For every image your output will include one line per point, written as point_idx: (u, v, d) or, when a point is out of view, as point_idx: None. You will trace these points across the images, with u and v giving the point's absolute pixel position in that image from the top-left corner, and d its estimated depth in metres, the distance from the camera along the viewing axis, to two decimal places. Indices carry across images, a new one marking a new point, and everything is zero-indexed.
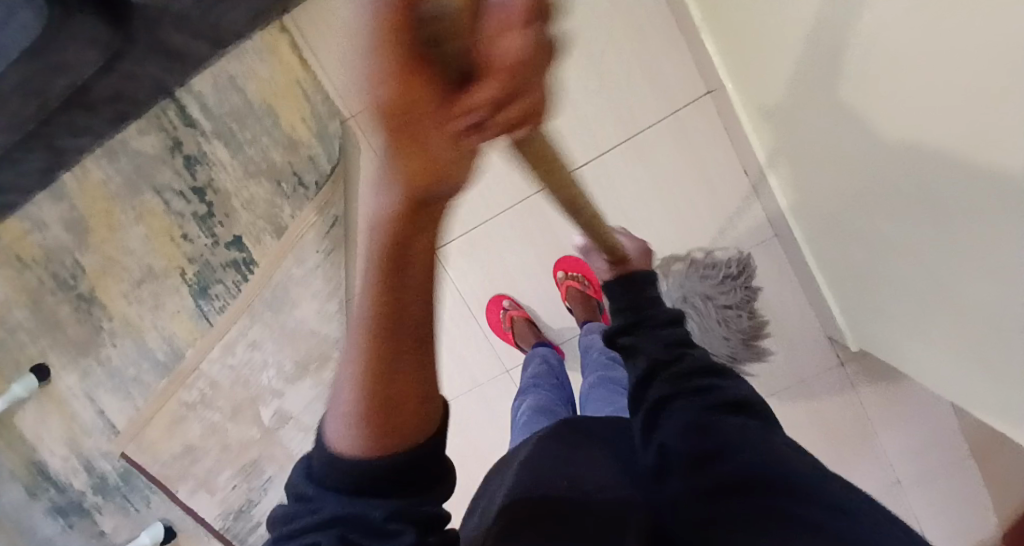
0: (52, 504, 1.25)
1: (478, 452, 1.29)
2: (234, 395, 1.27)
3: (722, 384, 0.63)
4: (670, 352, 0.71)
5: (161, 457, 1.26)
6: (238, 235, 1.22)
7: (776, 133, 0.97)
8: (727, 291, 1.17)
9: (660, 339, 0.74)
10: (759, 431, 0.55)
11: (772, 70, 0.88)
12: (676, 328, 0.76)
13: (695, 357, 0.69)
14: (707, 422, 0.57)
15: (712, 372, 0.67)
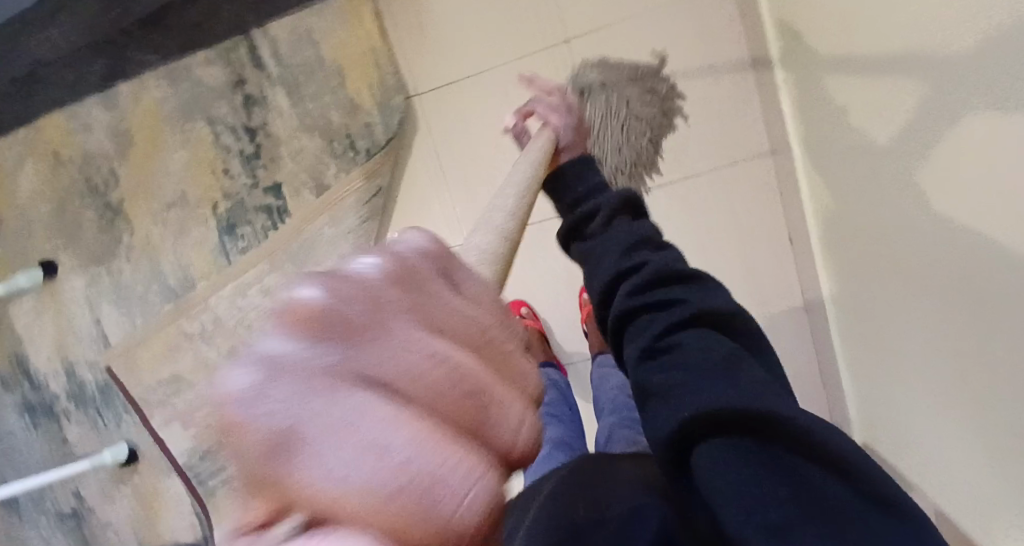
0: (25, 398, 1.36)
1: None
2: (233, 333, 1.23)
3: (693, 290, 0.53)
4: (625, 258, 0.57)
5: (148, 381, 1.25)
6: (279, 182, 1.18)
7: (828, 208, 0.99)
8: (642, 105, 1.16)
9: (614, 243, 0.59)
10: (727, 355, 0.47)
11: (837, 148, 0.91)
12: (634, 229, 0.60)
13: (666, 258, 0.56)
14: (663, 346, 0.50)
15: (684, 277, 0.54)
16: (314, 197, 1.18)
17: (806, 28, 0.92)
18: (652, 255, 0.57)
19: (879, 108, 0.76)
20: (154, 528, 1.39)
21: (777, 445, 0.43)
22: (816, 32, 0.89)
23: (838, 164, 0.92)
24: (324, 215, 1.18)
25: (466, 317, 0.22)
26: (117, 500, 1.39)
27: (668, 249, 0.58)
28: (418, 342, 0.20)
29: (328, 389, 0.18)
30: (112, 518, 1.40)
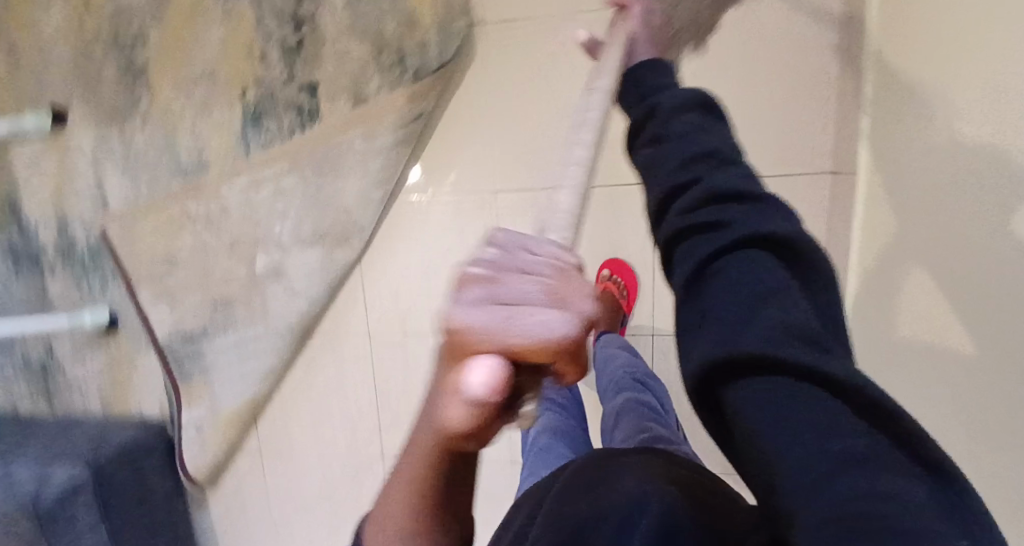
0: (14, 246, 1.32)
1: None
2: (239, 227, 1.19)
3: (747, 211, 0.45)
4: (677, 174, 0.54)
5: (144, 254, 1.23)
6: (316, 82, 1.10)
7: (886, 244, 0.95)
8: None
9: (672, 158, 0.55)
10: (773, 284, 0.40)
11: (918, 185, 0.86)
12: (700, 144, 0.55)
13: (726, 176, 0.49)
14: (709, 271, 0.44)
15: (745, 193, 0.46)
16: (349, 107, 1.09)
17: (921, 50, 0.84)
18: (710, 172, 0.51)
19: (1006, 149, 0.70)
20: (122, 399, 1.38)
21: (836, 401, 0.35)
22: (930, 55, 0.82)
23: (915, 203, 0.88)
24: (359, 127, 1.09)
25: (553, 245, 0.29)
26: (88, 363, 1.37)
27: (736, 167, 0.51)
28: (525, 259, 0.27)
29: (472, 294, 0.26)
30: (80, 380, 1.39)
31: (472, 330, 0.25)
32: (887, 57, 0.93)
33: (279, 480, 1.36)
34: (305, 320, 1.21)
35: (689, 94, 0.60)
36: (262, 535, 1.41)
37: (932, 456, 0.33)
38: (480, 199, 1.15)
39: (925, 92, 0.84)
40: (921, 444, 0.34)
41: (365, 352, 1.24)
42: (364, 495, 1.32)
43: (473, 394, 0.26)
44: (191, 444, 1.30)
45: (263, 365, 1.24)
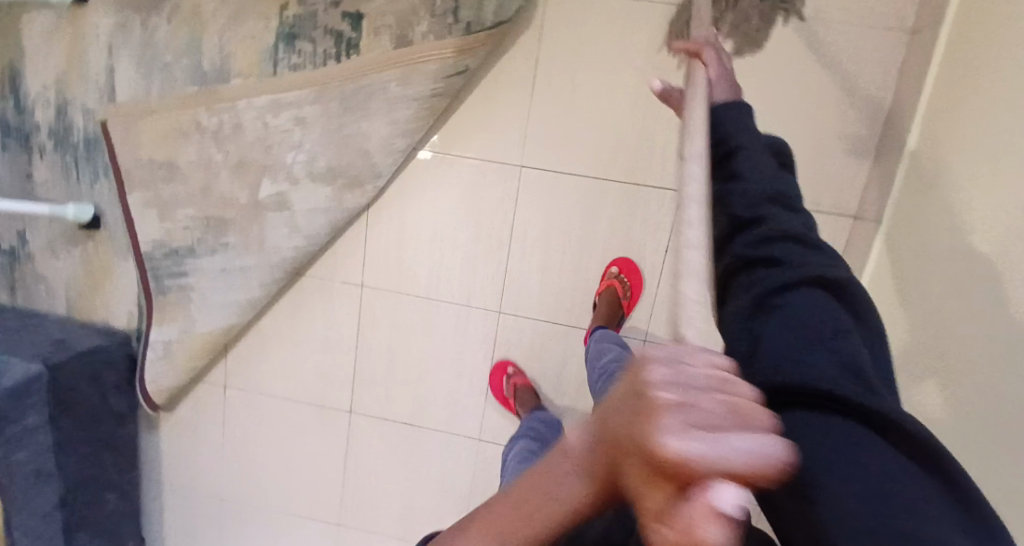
0: (4, 119, 1.23)
1: (423, 389, 1.22)
2: (247, 147, 1.11)
3: (810, 257, 0.53)
4: (747, 208, 0.58)
5: (141, 155, 1.14)
6: (361, 13, 1.04)
7: (886, 298, 0.94)
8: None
9: (744, 191, 0.60)
10: (830, 317, 0.47)
11: (920, 246, 0.85)
12: (776, 186, 0.60)
13: (792, 223, 0.56)
14: (772, 300, 0.51)
15: (807, 242, 0.54)
16: (391, 47, 1.03)
17: (960, 113, 0.81)
18: (779, 215, 0.57)
19: (1006, 207, 0.66)
20: (91, 303, 1.31)
21: (872, 432, 0.39)
22: (971, 107, 0.79)
23: (916, 264, 0.86)
24: (397, 69, 1.02)
25: (707, 369, 0.29)
26: (61, 259, 1.29)
27: (800, 216, 0.58)
28: (704, 391, 0.27)
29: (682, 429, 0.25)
30: (49, 275, 1.31)
31: (692, 456, 0.24)
32: (932, 112, 0.90)
33: (239, 417, 1.31)
34: (297, 259, 1.16)
35: (767, 137, 0.64)
36: (211, 469, 1.36)
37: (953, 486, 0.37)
38: (506, 170, 1.10)
39: (950, 157, 0.82)
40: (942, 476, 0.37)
41: (354, 303, 1.20)
42: (325, 447, 1.29)
43: (712, 536, 0.23)
44: (155, 363, 1.23)
45: (245, 296, 1.18)
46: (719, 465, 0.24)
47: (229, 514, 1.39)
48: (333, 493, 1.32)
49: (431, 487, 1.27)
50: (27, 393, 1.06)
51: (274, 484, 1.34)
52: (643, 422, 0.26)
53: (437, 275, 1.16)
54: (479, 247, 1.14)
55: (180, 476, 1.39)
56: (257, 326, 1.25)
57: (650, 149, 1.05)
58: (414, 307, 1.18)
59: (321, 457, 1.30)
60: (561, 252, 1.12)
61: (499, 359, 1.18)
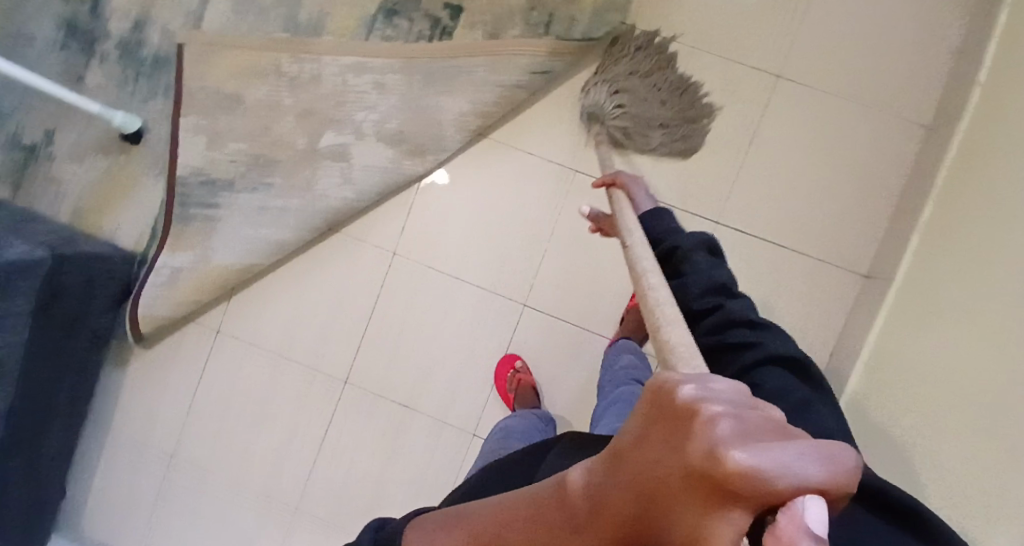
0: (74, 19, 1.22)
1: (427, 368, 1.18)
2: (319, 95, 1.14)
3: (765, 335, 0.63)
4: (703, 300, 0.67)
5: (205, 81, 1.14)
6: (462, 6, 1.12)
7: (897, 340, 1.00)
8: (651, 75, 1.12)
9: (695, 284, 0.69)
10: (801, 395, 0.56)
11: (939, 295, 0.94)
12: (716, 276, 0.69)
13: (743, 308, 0.66)
14: (749, 378, 0.59)
15: (755, 324, 0.64)
16: (483, 39, 1.11)
17: (990, 190, 0.91)
18: (729, 302, 0.66)
19: None
20: (98, 215, 1.25)
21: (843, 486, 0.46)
22: (1003, 185, 0.89)
23: (940, 309, 0.93)
24: (489, 58, 1.11)
25: (741, 396, 0.22)
26: (83, 165, 1.25)
27: (742, 299, 0.68)
28: (759, 416, 0.19)
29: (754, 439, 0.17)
30: (63, 179, 1.24)
31: (768, 474, 0.16)
32: (951, 190, 1.02)
33: (224, 369, 1.21)
34: (344, 208, 1.16)
35: (691, 234, 0.75)
36: (168, 423, 1.21)
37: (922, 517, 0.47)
38: (562, 171, 1.18)
39: (978, 223, 0.92)
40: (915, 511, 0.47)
41: (382, 269, 1.20)
42: (307, 418, 1.19)
43: None
44: (157, 286, 1.14)
45: (276, 235, 1.16)
46: (798, 478, 0.17)
47: (169, 480, 1.21)
48: (299, 474, 1.18)
49: (403, 481, 1.17)
50: (22, 275, 0.91)
51: (235, 453, 1.19)
52: (686, 443, 0.18)
53: (472, 255, 1.19)
54: (516, 236, 1.18)
55: (129, 427, 1.22)
56: (275, 272, 1.21)
57: (699, 177, 1.17)
58: (438, 282, 1.19)
59: (298, 428, 1.19)
60: (597, 256, 1.17)
61: (511, 349, 1.18)
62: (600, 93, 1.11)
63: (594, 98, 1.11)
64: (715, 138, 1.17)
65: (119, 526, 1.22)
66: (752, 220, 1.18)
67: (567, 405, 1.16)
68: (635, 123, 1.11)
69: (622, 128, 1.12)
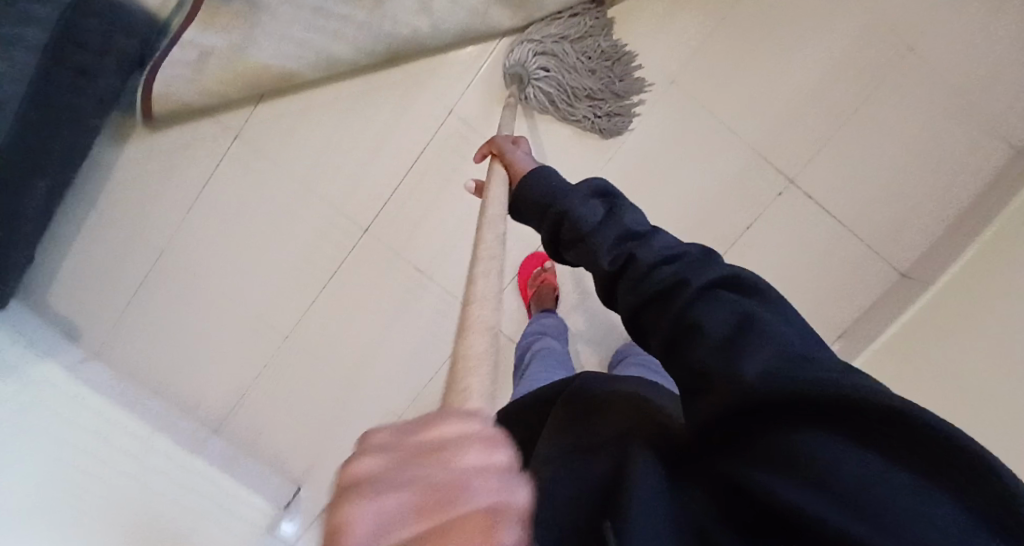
0: None
1: (452, 239, 1.11)
2: None
3: (690, 261, 0.42)
4: (610, 254, 0.47)
5: None
6: None
7: (924, 346, 1.01)
8: (583, 42, 1.05)
9: (592, 242, 0.49)
10: (750, 323, 0.37)
11: (986, 316, 0.95)
12: (615, 222, 0.49)
13: (663, 242, 0.45)
14: (692, 329, 0.39)
15: (680, 252, 0.44)
16: None
17: None
18: (635, 244, 0.46)
19: None
20: None
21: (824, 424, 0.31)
22: None
23: (984, 329, 0.93)
24: None
25: (438, 447, 0.18)
26: None
27: (662, 232, 0.47)
28: (414, 504, 0.16)
29: None
30: None
31: None
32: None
33: (238, 182, 1.10)
34: (413, 42, 1.02)
35: (573, 182, 0.54)
36: (164, 217, 1.12)
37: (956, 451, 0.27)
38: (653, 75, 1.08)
39: None
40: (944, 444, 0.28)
41: (435, 126, 1.09)
42: (315, 259, 1.12)
43: None
44: (181, 65, 0.98)
45: (329, 45, 1.00)
46: None
47: (154, 275, 1.14)
48: (296, 308, 1.14)
49: (401, 350, 1.14)
50: None
51: (231, 269, 1.13)
52: None
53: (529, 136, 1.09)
54: (585, 136, 1.11)
55: (119, 209, 1.12)
56: (314, 90, 1.08)
57: (789, 132, 1.11)
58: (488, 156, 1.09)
59: (302, 262, 1.12)
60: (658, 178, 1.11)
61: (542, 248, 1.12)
62: (525, 54, 1.05)
63: (519, 57, 1.05)
64: (813, 94, 1.09)
65: (88, 306, 1.15)
66: (826, 192, 1.13)
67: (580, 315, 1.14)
68: (560, 92, 1.06)
69: (545, 93, 1.06)
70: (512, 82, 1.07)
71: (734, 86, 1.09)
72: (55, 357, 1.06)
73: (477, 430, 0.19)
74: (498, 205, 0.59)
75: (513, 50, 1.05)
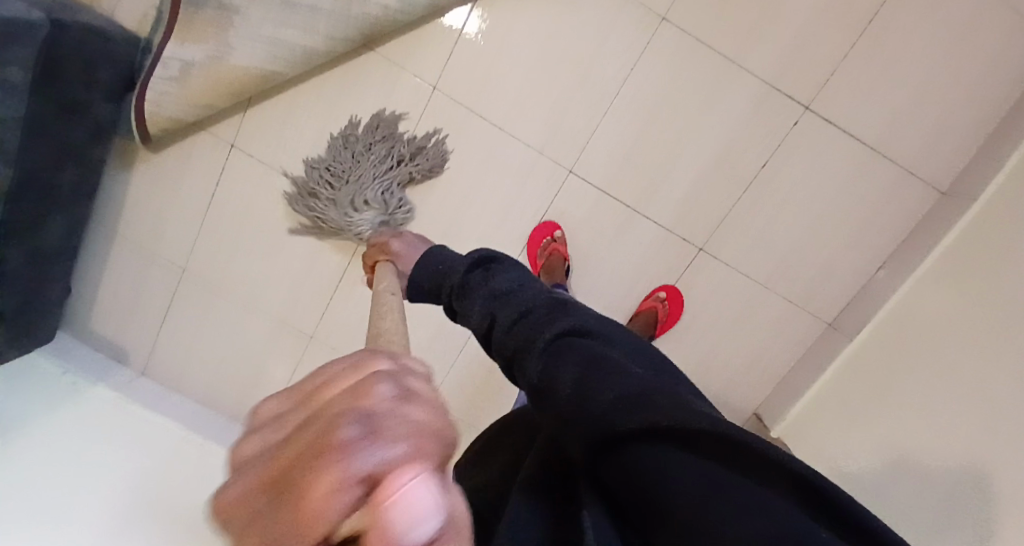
0: None
1: (457, 220, 1.10)
2: None
3: (542, 313, 0.43)
4: (478, 314, 0.47)
5: None
6: None
7: (970, 265, 0.95)
8: (333, 161, 1.04)
9: (464, 308, 0.49)
10: (601, 360, 0.37)
11: None
12: (481, 283, 0.49)
13: (525, 297, 0.45)
14: (547, 379, 0.39)
15: (548, 305, 0.44)
16: None
17: None
18: (496, 303, 0.46)
19: None
20: None
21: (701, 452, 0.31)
22: None
23: None
24: None
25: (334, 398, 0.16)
26: None
27: (520, 285, 0.47)
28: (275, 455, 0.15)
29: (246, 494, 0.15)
30: None
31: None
32: None
33: (239, 190, 1.12)
34: (388, 21, 0.96)
35: (464, 256, 0.54)
36: (177, 234, 1.15)
37: (810, 484, 0.28)
38: (644, 16, 1.00)
39: None
40: (774, 460, 0.29)
41: (419, 103, 1.05)
42: (325, 255, 1.14)
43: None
44: (165, 81, 0.98)
45: (302, 39, 0.96)
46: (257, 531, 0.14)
47: (180, 289, 1.19)
48: (315, 304, 1.17)
49: None
50: (20, 37, 0.80)
51: (248, 276, 1.17)
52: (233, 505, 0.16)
53: (522, 102, 1.04)
54: (580, 93, 1.04)
55: (134, 230, 1.16)
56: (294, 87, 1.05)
57: (800, 55, 1.01)
58: (479, 130, 1.06)
59: (316, 258, 1.14)
60: (662, 127, 1.05)
61: (548, 216, 1.10)
62: (336, 213, 1.03)
63: (359, 226, 1.02)
64: (824, 9, 0.99)
65: (128, 329, 1.23)
66: (848, 115, 1.04)
67: (595, 278, 1.13)
68: (382, 186, 1.03)
69: (384, 206, 1.03)
70: (387, 228, 1.05)
71: (739, 12, 1.00)
72: (106, 383, 1.15)
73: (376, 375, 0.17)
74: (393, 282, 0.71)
75: (333, 220, 1.04)
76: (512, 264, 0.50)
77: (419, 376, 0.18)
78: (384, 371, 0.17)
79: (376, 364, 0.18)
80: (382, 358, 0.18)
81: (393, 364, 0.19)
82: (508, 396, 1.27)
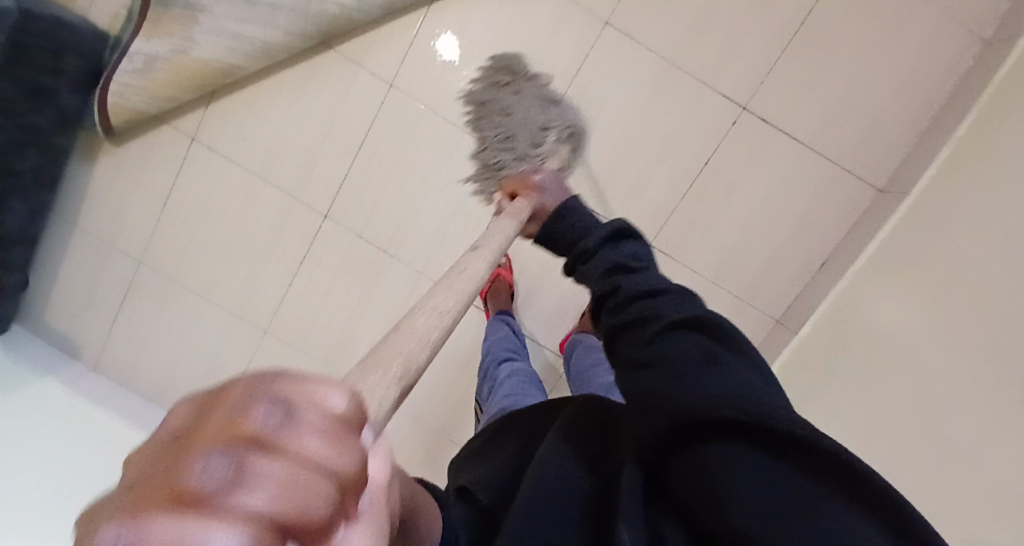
0: None
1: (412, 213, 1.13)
2: None
3: (672, 301, 0.51)
4: (602, 283, 0.58)
5: None
6: None
7: (903, 256, 1.00)
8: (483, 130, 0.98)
9: (596, 271, 0.60)
10: (709, 356, 0.44)
11: (961, 216, 0.92)
12: (610, 258, 0.59)
13: (656, 283, 0.54)
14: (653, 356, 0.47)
15: (669, 293, 0.52)
16: None
17: None
18: (625, 278, 0.56)
19: None
20: None
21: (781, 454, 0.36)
22: None
23: (961, 230, 0.91)
24: None
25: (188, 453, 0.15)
26: None
27: (648, 271, 0.57)
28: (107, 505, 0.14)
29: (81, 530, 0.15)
30: None
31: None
32: (992, 111, 0.96)
33: (199, 182, 1.14)
34: (345, 20, 1.02)
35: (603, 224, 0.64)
36: (135, 226, 1.17)
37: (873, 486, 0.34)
38: (588, 20, 1.06)
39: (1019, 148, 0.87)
40: (846, 462, 0.35)
41: (377, 99, 1.10)
42: (283, 248, 1.16)
43: None
44: (128, 72, 1.02)
45: (262, 35, 1.01)
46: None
47: (135, 282, 1.19)
48: (272, 297, 1.18)
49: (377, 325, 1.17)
50: None
51: (206, 268, 1.18)
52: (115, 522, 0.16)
53: None
54: None
55: (92, 223, 1.18)
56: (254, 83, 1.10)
57: (733, 59, 1.08)
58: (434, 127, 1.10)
59: (274, 251, 1.16)
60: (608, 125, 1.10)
61: None
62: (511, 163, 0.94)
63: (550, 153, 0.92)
64: (754, 18, 1.06)
65: (82, 324, 1.23)
66: (783, 116, 1.10)
67: None
68: (537, 113, 0.95)
69: (552, 127, 0.94)
70: (577, 134, 0.96)
71: (676, 19, 1.07)
72: (54, 376, 1.14)
73: (239, 439, 0.15)
74: (500, 236, 0.70)
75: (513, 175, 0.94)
76: (647, 259, 0.60)
77: (311, 427, 0.16)
78: (255, 430, 0.15)
79: (251, 417, 0.15)
80: (266, 406, 0.16)
81: (295, 409, 0.16)
82: (465, 393, 1.27)
